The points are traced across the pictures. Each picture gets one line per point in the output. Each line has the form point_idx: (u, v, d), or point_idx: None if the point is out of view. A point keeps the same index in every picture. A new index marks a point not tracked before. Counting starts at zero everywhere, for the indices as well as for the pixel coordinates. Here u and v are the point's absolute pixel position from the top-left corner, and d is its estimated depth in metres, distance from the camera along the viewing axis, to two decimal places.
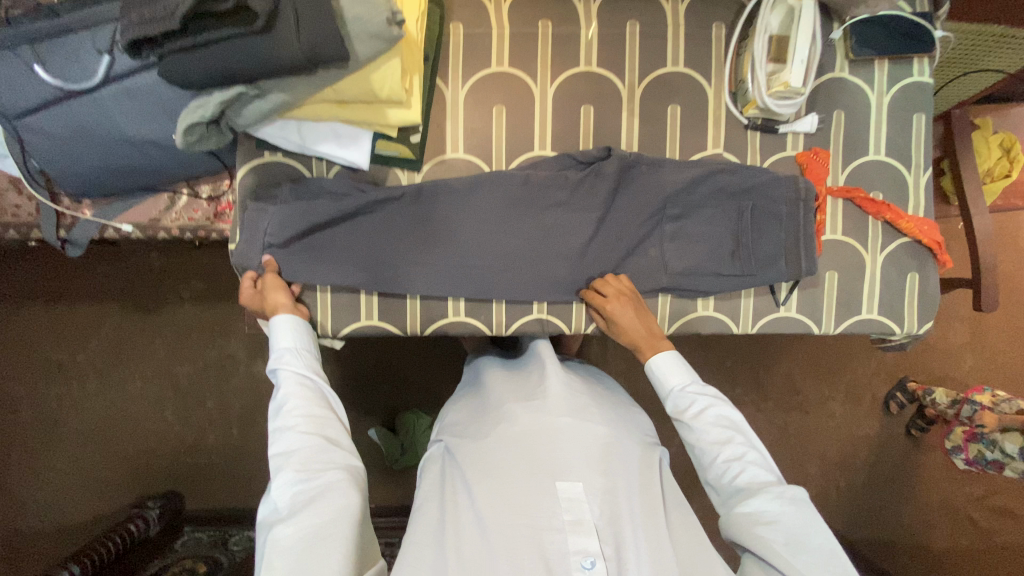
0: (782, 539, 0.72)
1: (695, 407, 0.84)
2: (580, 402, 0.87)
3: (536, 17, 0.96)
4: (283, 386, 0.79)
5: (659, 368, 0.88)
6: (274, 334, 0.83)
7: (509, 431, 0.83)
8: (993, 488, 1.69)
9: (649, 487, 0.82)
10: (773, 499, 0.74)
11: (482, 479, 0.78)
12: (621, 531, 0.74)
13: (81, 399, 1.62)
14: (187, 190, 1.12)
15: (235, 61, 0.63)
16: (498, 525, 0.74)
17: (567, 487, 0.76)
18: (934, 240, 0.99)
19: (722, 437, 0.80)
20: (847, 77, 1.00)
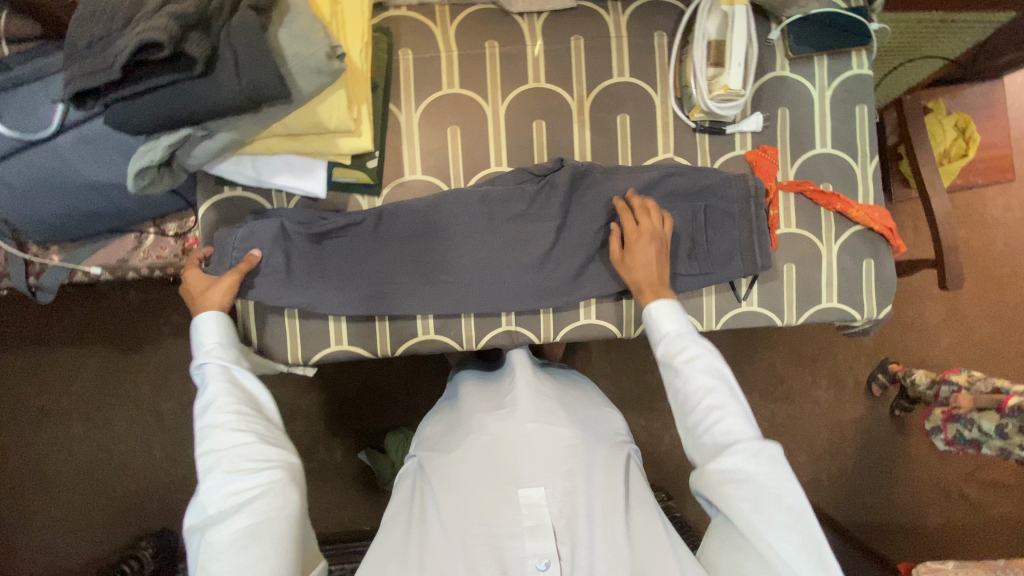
0: (753, 498, 0.74)
1: (682, 354, 0.83)
2: (545, 407, 0.91)
3: (483, 38, 0.99)
4: (208, 390, 0.81)
5: (657, 314, 0.87)
6: (195, 334, 0.84)
7: (472, 440, 0.89)
8: (980, 462, 1.71)
9: (612, 484, 0.86)
10: (747, 457, 0.75)
11: (449, 493, 0.85)
12: (577, 530, 0.82)
13: (67, 443, 1.62)
14: (155, 229, 1.13)
15: (179, 106, 0.65)
16: (460, 534, 0.82)
17: (528, 493, 0.83)
18: (886, 226, 1.02)
19: (705, 384, 0.80)
20: (789, 75, 1.03)
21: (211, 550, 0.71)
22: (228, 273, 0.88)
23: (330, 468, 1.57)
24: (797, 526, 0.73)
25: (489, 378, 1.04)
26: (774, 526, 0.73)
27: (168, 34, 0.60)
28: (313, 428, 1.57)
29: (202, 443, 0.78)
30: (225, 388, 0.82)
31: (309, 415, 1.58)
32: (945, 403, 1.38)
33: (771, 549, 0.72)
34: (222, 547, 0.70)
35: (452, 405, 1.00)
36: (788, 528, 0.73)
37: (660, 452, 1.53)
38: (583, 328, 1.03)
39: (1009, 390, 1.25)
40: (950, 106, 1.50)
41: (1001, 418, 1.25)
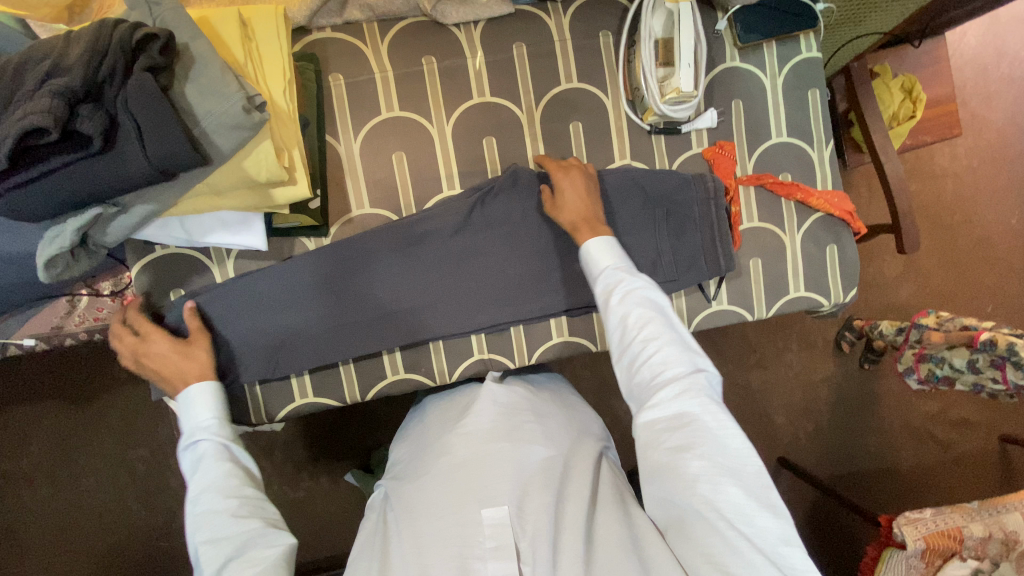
0: (700, 442, 0.69)
1: (620, 288, 0.77)
2: (514, 421, 0.88)
3: (419, 54, 0.92)
4: (203, 468, 0.74)
5: (593, 251, 0.81)
6: (189, 406, 0.76)
7: (438, 462, 0.84)
8: (945, 404, 1.80)
9: (579, 493, 0.82)
10: (690, 397, 0.70)
11: (412, 521, 0.80)
12: (541, 546, 0.76)
13: (33, 507, 1.53)
14: (88, 290, 1.04)
15: (84, 187, 0.58)
16: (422, 562, 0.76)
17: (492, 513, 0.77)
18: (846, 210, 1.02)
19: (644, 316, 0.74)
20: (739, 65, 1.00)
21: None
22: (196, 335, 0.84)
23: (317, 494, 1.54)
24: (743, 473, 0.68)
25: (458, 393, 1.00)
26: (722, 473, 0.67)
27: (53, 117, 0.53)
28: (294, 457, 1.53)
29: (198, 531, 0.70)
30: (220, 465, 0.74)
31: (288, 445, 1.54)
32: (916, 344, 1.41)
33: (717, 501, 0.67)
34: None
35: (420, 426, 0.95)
36: (734, 475, 0.68)
37: None
38: (555, 348, 1.00)
39: (978, 325, 1.29)
40: (897, 68, 1.50)
41: (971, 353, 1.29)
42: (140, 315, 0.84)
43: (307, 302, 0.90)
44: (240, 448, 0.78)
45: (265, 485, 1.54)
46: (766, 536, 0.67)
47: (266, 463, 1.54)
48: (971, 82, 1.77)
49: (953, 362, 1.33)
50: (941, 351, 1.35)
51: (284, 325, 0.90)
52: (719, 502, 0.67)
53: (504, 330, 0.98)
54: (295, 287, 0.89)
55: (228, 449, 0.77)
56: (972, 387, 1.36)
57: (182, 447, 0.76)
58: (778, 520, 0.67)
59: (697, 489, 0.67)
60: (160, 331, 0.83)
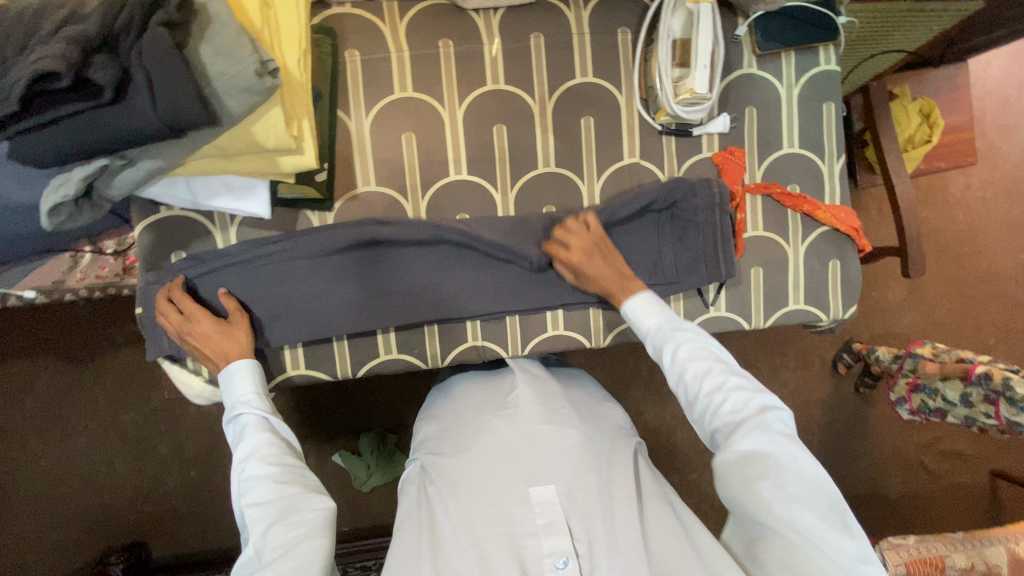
0: (774, 472, 0.70)
1: (670, 344, 0.83)
2: (551, 406, 0.91)
3: (436, 36, 0.92)
4: (249, 437, 0.80)
5: (635, 310, 0.87)
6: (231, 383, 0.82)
7: (481, 442, 0.87)
8: (939, 434, 1.79)
9: (623, 479, 0.86)
10: (760, 432, 0.73)
11: (464, 497, 0.84)
12: (593, 526, 0.81)
13: (22, 461, 1.54)
14: (91, 247, 1.05)
15: (93, 137, 0.59)
16: (476, 538, 0.80)
17: (540, 492, 0.82)
18: (852, 226, 1.02)
19: (702, 368, 0.80)
20: (755, 72, 1.00)
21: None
22: (238, 315, 0.87)
23: None
24: (818, 498, 0.70)
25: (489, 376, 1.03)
26: (797, 500, 0.69)
27: (66, 61, 0.54)
28: None
29: (243, 494, 0.76)
30: (264, 437, 0.80)
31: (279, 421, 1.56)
32: (909, 373, 1.40)
33: (797, 524, 0.68)
34: None
35: (451, 404, 0.98)
36: (809, 501, 0.70)
37: None
38: (549, 340, 1.00)
39: (974, 359, 1.28)
40: (915, 91, 1.49)
41: (965, 387, 1.28)
42: (182, 292, 0.85)
43: (330, 274, 0.91)
44: (279, 419, 0.84)
45: None
46: (848, 558, 0.67)
47: None
48: (990, 112, 1.76)
49: (948, 392, 1.32)
50: (934, 381, 1.34)
51: (299, 294, 0.90)
52: (799, 527, 0.68)
53: (500, 319, 0.98)
54: (333, 255, 0.90)
55: (268, 420, 0.83)
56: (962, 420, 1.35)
57: (224, 417, 0.82)
58: (854, 540, 0.68)
59: (774, 512, 0.69)
60: (202, 310, 0.84)
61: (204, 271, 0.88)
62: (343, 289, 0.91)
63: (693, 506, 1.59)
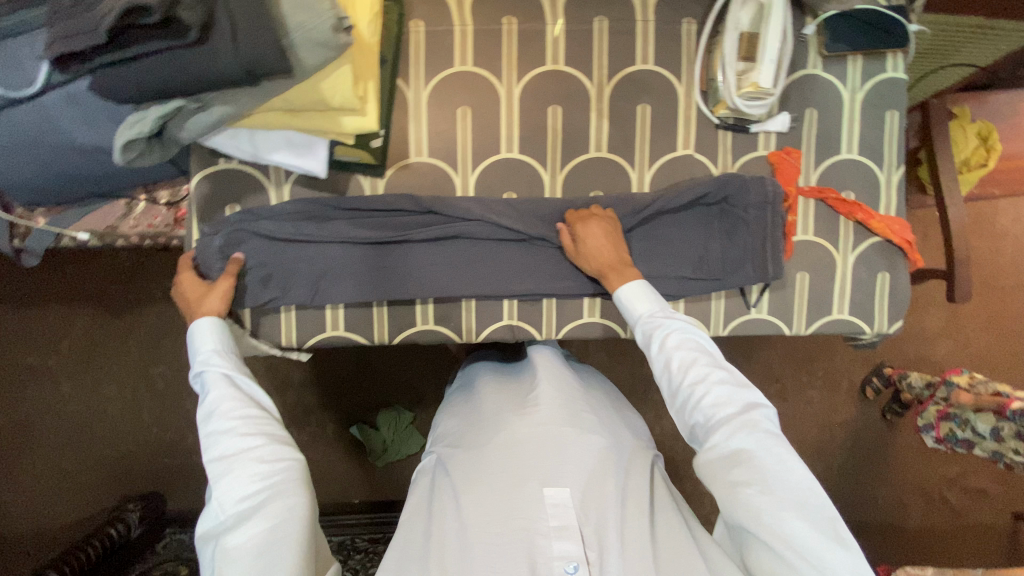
0: (761, 476, 0.68)
1: (659, 332, 0.81)
2: (573, 409, 0.87)
3: (500, 13, 0.92)
4: (211, 392, 0.78)
5: (627, 297, 0.86)
6: (194, 338, 0.81)
7: (497, 438, 0.84)
8: (965, 470, 1.73)
9: (638, 490, 0.82)
10: (744, 432, 0.71)
11: (472, 490, 0.80)
12: (606, 533, 0.76)
13: (55, 403, 1.59)
14: (145, 196, 1.08)
15: (173, 76, 0.60)
16: (484, 534, 0.76)
17: (555, 494, 0.78)
18: (905, 239, 0.99)
19: (687, 360, 0.77)
20: (820, 74, 0.98)
21: (228, 558, 0.68)
22: (222, 277, 0.87)
23: (320, 441, 1.59)
24: (809, 505, 0.67)
25: (507, 372, 1.02)
26: (785, 505, 0.66)
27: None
28: (305, 400, 1.58)
29: (208, 452, 0.74)
30: (226, 391, 0.79)
31: (302, 388, 1.59)
32: (941, 401, 1.35)
33: (785, 532, 0.66)
34: (240, 559, 0.68)
35: (469, 402, 0.95)
36: (798, 507, 0.67)
37: None
38: (586, 326, 1.00)
39: (1010, 394, 1.22)
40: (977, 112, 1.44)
41: (996, 421, 1.24)
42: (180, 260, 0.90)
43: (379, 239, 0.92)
44: (245, 376, 0.82)
45: None
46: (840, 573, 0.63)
47: (278, 401, 1.59)
48: None
49: (980, 424, 1.27)
50: (965, 411, 1.30)
51: (334, 259, 0.91)
52: (785, 534, 0.66)
53: (537, 300, 0.98)
54: (379, 222, 0.92)
55: (230, 377, 0.81)
56: (990, 454, 1.29)
57: (191, 376, 0.81)
58: (847, 553, 0.64)
59: (762, 518, 0.67)
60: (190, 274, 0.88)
61: (234, 237, 0.89)
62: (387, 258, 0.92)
63: (704, 515, 1.57)
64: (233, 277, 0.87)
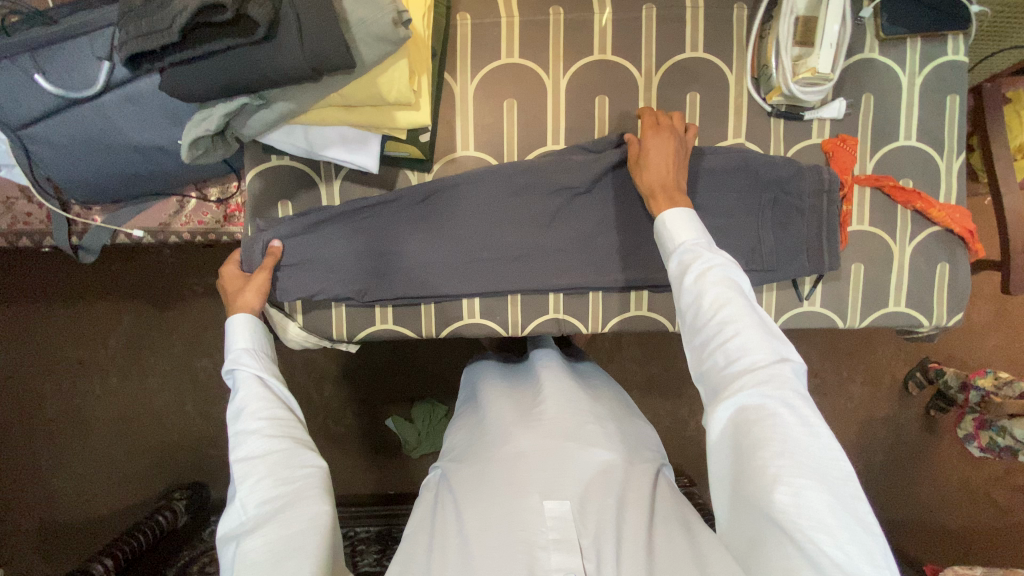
0: (777, 435, 0.61)
1: (696, 265, 0.72)
2: (576, 419, 0.84)
3: (547, 4, 0.91)
4: (240, 389, 0.76)
5: (669, 223, 0.77)
6: (230, 333, 0.80)
7: (501, 450, 0.80)
8: (1014, 468, 1.67)
9: (639, 500, 0.76)
10: (765, 384, 0.63)
11: (472, 503, 0.76)
12: (604, 544, 0.70)
13: (106, 395, 1.65)
14: (196, 193, 1.10)
15: (241, 73, 0.61)
16: (483, 545, 0.72)
17: (554, 505, 0.73)
18: (966, 228, 0.95)
19: (721, 297, 0.68)
20: (877, 58, 0.94)
21: (245, 564, 0.64)
22: (258, 271, 0.85)
23: (357, 433, 1.63)
24: (825, 473, 0.60)
25: (512, 380, 1.00)
26: (798, 467, 0.60)
27: None
28: (342, 393, 1.62)
29: (234, 451, 0.72)
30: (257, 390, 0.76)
31: (340, 381, 1.62)
32: (976, 410, 1.37)
33: (797, 501, 0.58)
34: (255, 567, 0.63)
35: (475, 416, 0.92)
36: (814, 475, 0.60)
37: (685, 438, 1.54)
38: (631, 320, 0.99)
39: None
40: None
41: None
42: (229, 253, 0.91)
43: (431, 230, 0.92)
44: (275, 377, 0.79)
45: (312, 417, 1.64)
46: (857, 552, 0.57)
47: (317, 394, 1.62)
48: None
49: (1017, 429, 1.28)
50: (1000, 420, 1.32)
51: (358, 254, 0.91)
52: (793, 502, 0.58)
53: (584, 293, 0.97)
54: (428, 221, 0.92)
55: (262, 378, 0.78)
56: None
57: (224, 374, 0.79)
58: (865, 532, 0.58)
59: (768, 480, 0.60)
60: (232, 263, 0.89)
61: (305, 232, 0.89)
62: (420, 242, 0.92)
63: None
64: (268, 271, 0.85)
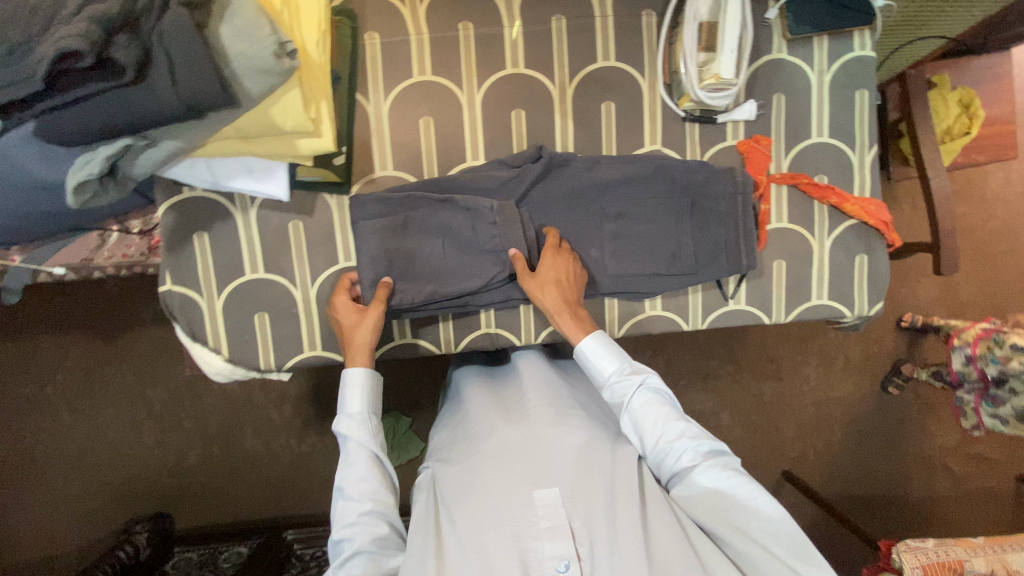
0: (738, 510, 0.71)
1: (631, 394, 0.79)
2: (559, 406, 0.83)
3: (456, 20, 0.91)
4: (352, 456, 0.79)
5: (593, 356, 0.82)
6: (348, 395, 0.81)
7: (486, 446, 0.78)
8: (966, 437, 1.73)
9: (627, 480, 0.76)
10: (717, 470, 0.73)
11: (464, 503, 0.74)
12: (596, 528, 0.71)
13: (54, 431, 1.59)
14: (119, 226, 1.08)
15: (117, 117, 0.61)
16: (481, 543, 0.70)
17: (544, 494, 0.72)
18: (881, 220, 0.97)
19: (662, 418, 0.77)
20: (785, 58, 0.96)
21: None
22: (374, 304, 0.85)
23: (320, 451, 1.61)
24: (780, 528, 0.70)
25: (494, 375, 0.98)
26: (760, 525, 0.70)
27: (88, 41, 0.55)
28: (303, 411, 1.60)
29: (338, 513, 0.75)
30: (371, 463, 0.79)
31: (299, 400, 1.60)
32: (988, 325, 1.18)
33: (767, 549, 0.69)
34: None
35: (460, 412, 0.89)
36: (771, 528, 0.70)
37: None
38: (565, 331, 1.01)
39: None
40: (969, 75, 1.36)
41: None
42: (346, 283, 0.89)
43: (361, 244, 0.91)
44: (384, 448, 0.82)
45: (273, 438, 1.61)
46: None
47: (277, 415, 1.61)
48: None
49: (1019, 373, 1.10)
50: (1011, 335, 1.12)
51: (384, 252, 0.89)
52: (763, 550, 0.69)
53: (515, 307, 0.97)
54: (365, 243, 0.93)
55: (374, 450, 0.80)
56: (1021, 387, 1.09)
57: (336, 432, 0.80)
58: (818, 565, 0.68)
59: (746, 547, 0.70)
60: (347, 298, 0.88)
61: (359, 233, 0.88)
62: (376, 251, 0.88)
63: None
64: (383, 304, 0.85)
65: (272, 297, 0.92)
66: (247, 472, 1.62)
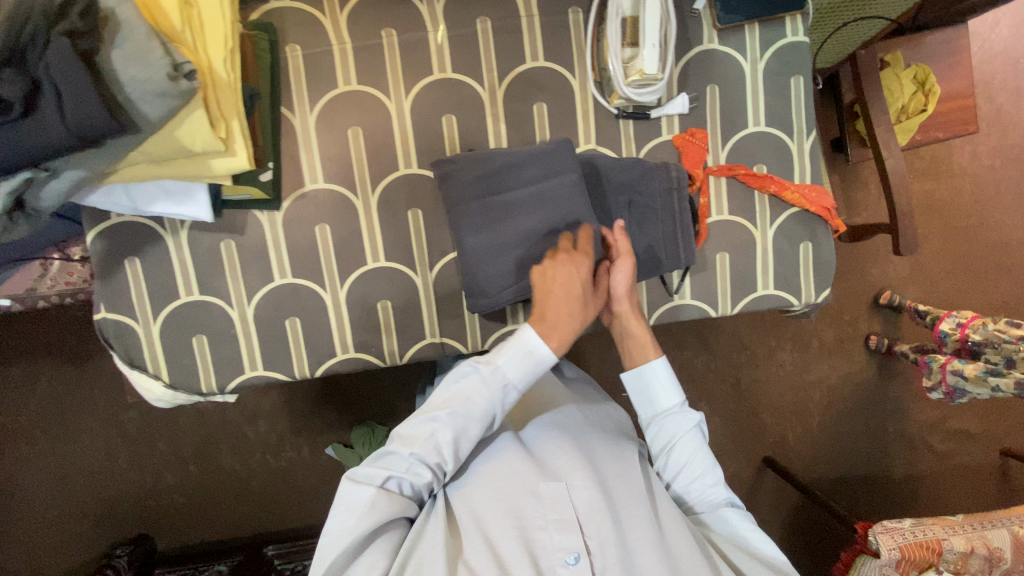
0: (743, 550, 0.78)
1: (672, 424, 0.84)
2: (568, 420, 0.87)
3: (378, 27, 0.90)
4: (474, 403, 0.73)
5: (649, 380, 0.85)
6: (517, 351, 0.73)
7: (509, 451, 0.81)
8: (944, 413, 1.73)
9: (632, 481, 0.79)
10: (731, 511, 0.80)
11: (483, 497, 0.76)
12: (602, 520, 0.72)
13: (21, 462, 1.57)
14: (59, 255, 1.07)
15: (12, 154, 0.59)
16: (494, 533, 0.72)
17: (556, 490, 0.75)
18: (823, 206, 0.97)
19: (694, 451, 0.83)
20: (716, 48, 0.95)
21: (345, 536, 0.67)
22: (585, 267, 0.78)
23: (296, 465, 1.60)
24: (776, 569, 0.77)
25: None
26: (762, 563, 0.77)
27: None
28: (275, 427, 1.59)
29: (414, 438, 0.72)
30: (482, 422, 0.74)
31: (271, 416, 1.59)
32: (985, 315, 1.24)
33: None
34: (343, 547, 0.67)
35: None
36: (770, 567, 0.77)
37: None
38: None
39: None
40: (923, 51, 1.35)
41: None
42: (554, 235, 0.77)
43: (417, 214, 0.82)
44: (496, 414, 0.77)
45: (247, 455, 1.60)
46: None
47: (249, 431, 1.60)
48: (1001, 75, 1.65)
49: (1003, 340, 1.13)
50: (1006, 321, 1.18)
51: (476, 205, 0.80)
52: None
53: (458, 315, 0.96)
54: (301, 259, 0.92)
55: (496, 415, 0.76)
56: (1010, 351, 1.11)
57: (475, 367, 0.74)
58: None
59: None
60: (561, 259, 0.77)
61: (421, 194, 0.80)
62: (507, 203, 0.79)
63: None
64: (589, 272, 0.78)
65: (210, 319, 0.91)
66: (222, 491, 1.61)
